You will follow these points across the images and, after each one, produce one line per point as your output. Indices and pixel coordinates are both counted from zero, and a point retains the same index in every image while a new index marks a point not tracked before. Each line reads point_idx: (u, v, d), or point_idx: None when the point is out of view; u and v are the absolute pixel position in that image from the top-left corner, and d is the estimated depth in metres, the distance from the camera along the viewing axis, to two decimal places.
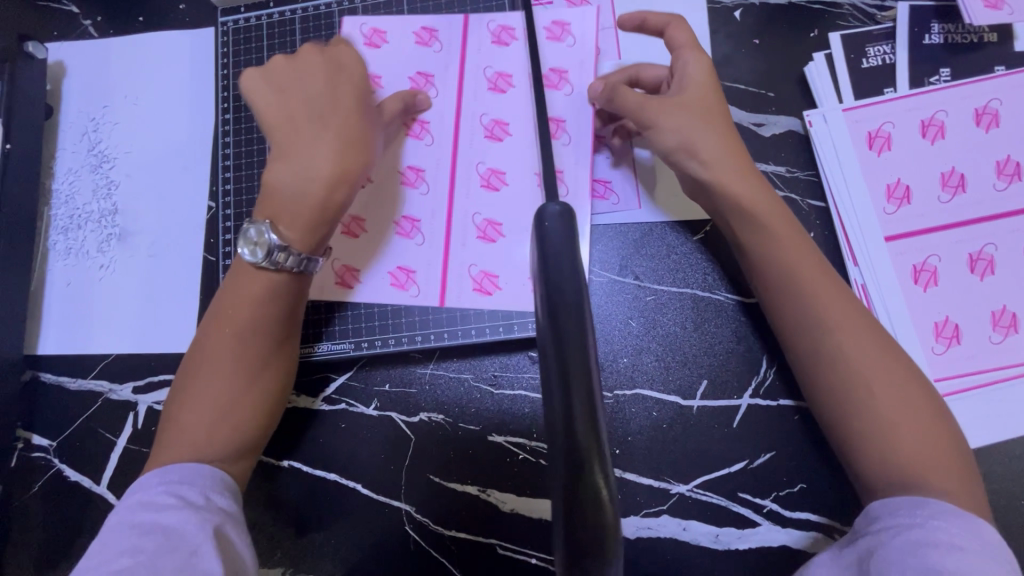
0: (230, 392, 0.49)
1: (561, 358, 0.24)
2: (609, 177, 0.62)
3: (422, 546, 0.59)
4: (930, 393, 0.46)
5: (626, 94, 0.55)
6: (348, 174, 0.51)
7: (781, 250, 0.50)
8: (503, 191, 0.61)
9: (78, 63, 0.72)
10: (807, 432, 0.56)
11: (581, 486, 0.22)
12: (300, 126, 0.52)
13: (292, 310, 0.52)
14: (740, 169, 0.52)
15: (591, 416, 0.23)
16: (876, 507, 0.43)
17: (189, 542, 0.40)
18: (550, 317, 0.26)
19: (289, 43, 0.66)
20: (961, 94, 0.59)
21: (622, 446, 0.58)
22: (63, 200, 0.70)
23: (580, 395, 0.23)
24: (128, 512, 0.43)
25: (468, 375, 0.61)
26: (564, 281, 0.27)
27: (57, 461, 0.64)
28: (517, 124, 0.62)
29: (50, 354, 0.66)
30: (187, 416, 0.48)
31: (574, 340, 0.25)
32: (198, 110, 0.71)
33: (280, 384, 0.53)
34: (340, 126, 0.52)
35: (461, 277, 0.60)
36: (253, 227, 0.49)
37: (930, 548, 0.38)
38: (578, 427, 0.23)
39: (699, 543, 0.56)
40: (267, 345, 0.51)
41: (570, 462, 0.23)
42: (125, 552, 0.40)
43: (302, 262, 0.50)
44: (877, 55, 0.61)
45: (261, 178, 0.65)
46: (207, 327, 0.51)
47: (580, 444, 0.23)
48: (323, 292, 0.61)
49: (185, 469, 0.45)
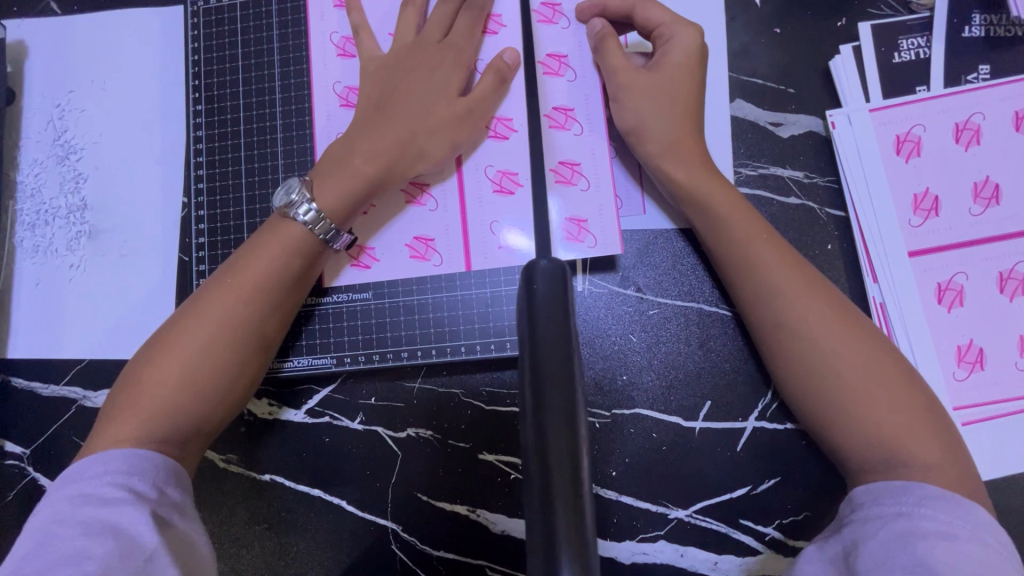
0: (197, 371, 0.47)
1: (539, 416, 0.23)
2: (578, 158, 0.54)
3: (408, 566, 0.56)
4: (934, 412, 0.45)
5: (612, 46, 0.53)
6: (389, 151, 0.52)
7: (772, 271, 0.49)
8: (513, 138, 0.55)
9: (40, 43, 0.67)
10: (815, 458, 0.54)
11: (555, 538, 0.21)
12: (363, 104, 0.54)
13: (287, 296, 0.51)
14: (727, 197, 0.51)
15: (571, 490, 0.22)
16: (859, 493, 0.43)
17: (142, 549, 0.40)
18: (531, 346, 0.26)
19: (264, 28, 0.61)
20: (1000, 95, 0.54)
21: (619, 467, 0.55)
22: (28, 193, 0.65)
23: (560, 478, 0.22)
24: (66, 506, 0.41)
25: (458, 390, 0.58)
26: (548, 313, 0.27)
27: (31, 469, 0.61)
28: (511, 103, 0.55)
29: (20, 357, 0.63)
30: (147, 386, 0.47)
31: (556, 427, 0.23)
32: (170, 99, 0.65)
33: (255, 370, 0.50)
34: (400, 108, 0.53)
35: (484, 237, 0.55)
36: (297, 192, 0.51)
37: (918, 540, 0.38)
38: (554, 519, 0.21)
39: (697, 569, 0.54)
40: (254, 327, 0.49)
41: (543, 535, 0.21)
42: (66, 561, 0.38)
43: (328, 230, 0.51)
44: (910, 48, 0.56)
45: (237, 177, 0.60)
46: (206, 289, 0.50)
47: (556, 532, 0.21)
48: (337, 274, 0.57)
49: (132, 457, 0.43)
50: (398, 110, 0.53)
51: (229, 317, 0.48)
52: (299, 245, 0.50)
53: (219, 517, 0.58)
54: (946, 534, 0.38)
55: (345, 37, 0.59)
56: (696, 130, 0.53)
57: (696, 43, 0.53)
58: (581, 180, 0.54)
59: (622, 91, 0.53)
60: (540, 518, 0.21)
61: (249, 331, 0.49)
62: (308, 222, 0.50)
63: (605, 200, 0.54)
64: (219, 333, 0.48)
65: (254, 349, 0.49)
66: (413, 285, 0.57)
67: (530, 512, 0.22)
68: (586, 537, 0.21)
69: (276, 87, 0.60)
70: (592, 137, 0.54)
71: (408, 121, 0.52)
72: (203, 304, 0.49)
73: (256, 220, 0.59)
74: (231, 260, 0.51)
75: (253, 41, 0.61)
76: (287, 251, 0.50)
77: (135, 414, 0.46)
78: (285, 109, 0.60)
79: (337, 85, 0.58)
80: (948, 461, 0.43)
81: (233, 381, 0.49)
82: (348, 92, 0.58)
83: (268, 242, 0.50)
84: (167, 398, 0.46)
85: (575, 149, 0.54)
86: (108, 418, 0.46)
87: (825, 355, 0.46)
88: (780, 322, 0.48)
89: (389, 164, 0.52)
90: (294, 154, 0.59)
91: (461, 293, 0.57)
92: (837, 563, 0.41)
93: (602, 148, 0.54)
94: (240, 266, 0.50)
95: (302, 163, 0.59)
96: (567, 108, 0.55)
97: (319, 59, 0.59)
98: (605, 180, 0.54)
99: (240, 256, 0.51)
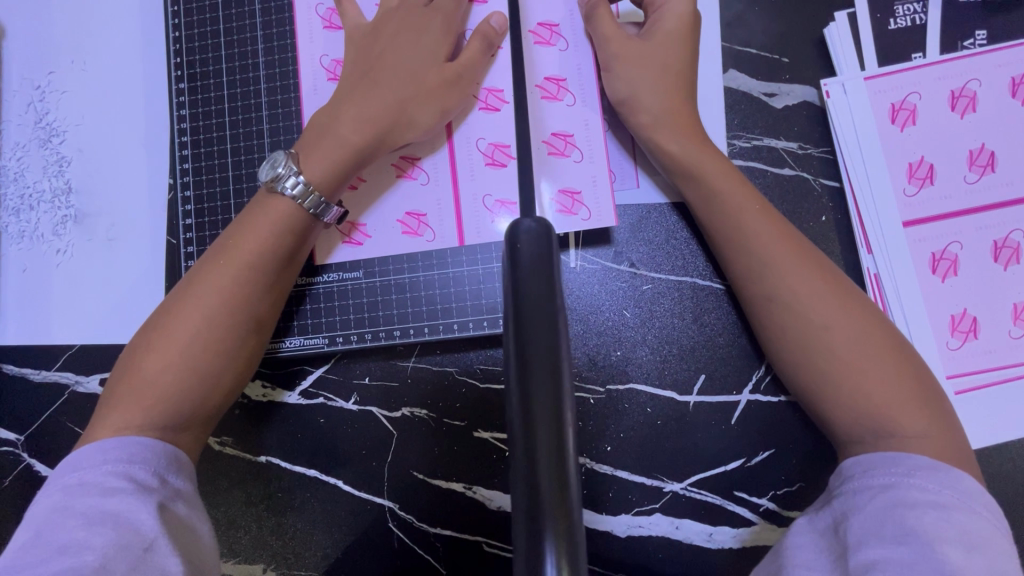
0: (193, 357, 0.47)
1: (525, 386, 0.23)
2: (571, 130, 0.53)
3: (406, 544, 0.57)
4: (924, 381, 0.45)
5: (601, 14, 0.52)
6: (378, 121, 0.51)
7: (765, 243, 0.48)
8: (505, 110, 0.54)
9: (18, 23, 0.65)
10: (807, 430, 0.54)
11: (542, 510, 0.21)
12: (348, 74, 0.53)
13: (278, 275, 0.50)
14: (722, 171, 0.51)
15: (556, 460, 0.21)
16: (849, 465, 0.43)
17: (142, 537, 0.40)
18: (516, 317, 0.25)
19: (246, 3, 0.59)
20: (997, 61, 0.53)
21: (613, 442, 0.55)
22: (11, 177, 0.64)
23: (547, 449, 0.21)
24: (64, 496, 0.41)
25: (452, 368, 0.58)
26: (533, 282, 0.26)
27: (26, 455, 0.61)
28: (501, 75, 0.54)
29: (10, 344, 0.62)
30: (144, 374, 0.46)
31: (542, 398, 0.22)
32: (153, 80, 0.64)
33: (251, 352, 0.50)
34: (387, 78, 0.52)
35: (474, 211, 0.55)
36: (282, 165, 0.50)
37: (909, 510, 0.38)
38: (542, 491, 0.21)
39: (692, 541, 0.54)
40: (247, 308, 0.48)
41: (529, 509, 0.21)
42: (66, 551, 0.38)
43: (317, 204, 0.50)
44: (906, 14, 0.55)
45: (222, 156, 0.59)
46: (195, 272, 0.49)
47: (543, 503, 0.21)
48: (329, 252, 0.56)
49: (133, 446, 0.43)
50: (383, 82, 0.52)
51: (222, 300, 0.48)
52: (288, 224, 0.50)
53: (216, 498, 0.58)
54: (934, 503, 0.38)
55: (331, 8, 0.58)
56: (690, 100, 0.52)
57: (689, 8, 0.52)
58: (574, 152, 0.53)
59: (613, 61, 0.52)
60: (526, 489, 0.21)
61: (242, 315, 0.48)
62: (297, 196, 0.49)
63: (599, 170, 0.53)
64: (212, 317, 0.47)
65: (248, 330, 0.49)
66: (405, 263, 0.56)
67: (516, 481, 0.22)
68: (572, 507, 0.21)
69: (260, 63, 0.59)
70: (586, 107, 0.53)
71: (394, 91, 0.51)
72: (195, 288, 0.48)
73: (243, 199, 0.58)
74: (219, 241, 0.50)
75: (235, 16, 0.59)
76: (275, 231, 0.49)
77: (134, 402, 0.45)
78: (270, 86, 0.58)
79: (324, 57, 0.57)
80: (938, 430, 0.43)
81: (228, 365, 0.48)
82: (335, 66, 0.57)
83: (256, 221, 0.50)
84: (166, 385, 0.46)
85: (567, 120, 0.53)
86: (106, 407, 0.46)
87: (823, 329, 0.46)
88: (776, 298, 0.48)
89: (377, 134, 0.51)
90: (280, 130, 0.58)
91: (453, 270, 0.56)
92: (828, 535, 0.42)
93: (595, 119, 0.53)
94: (229, 248, 0.49)
95: (289, 140, 0.58)
96: (560, 79, 0.54)
97: (305, 31, 0.58)
98: (599, 151, 0.53)
99: (229, 237, 0.50)
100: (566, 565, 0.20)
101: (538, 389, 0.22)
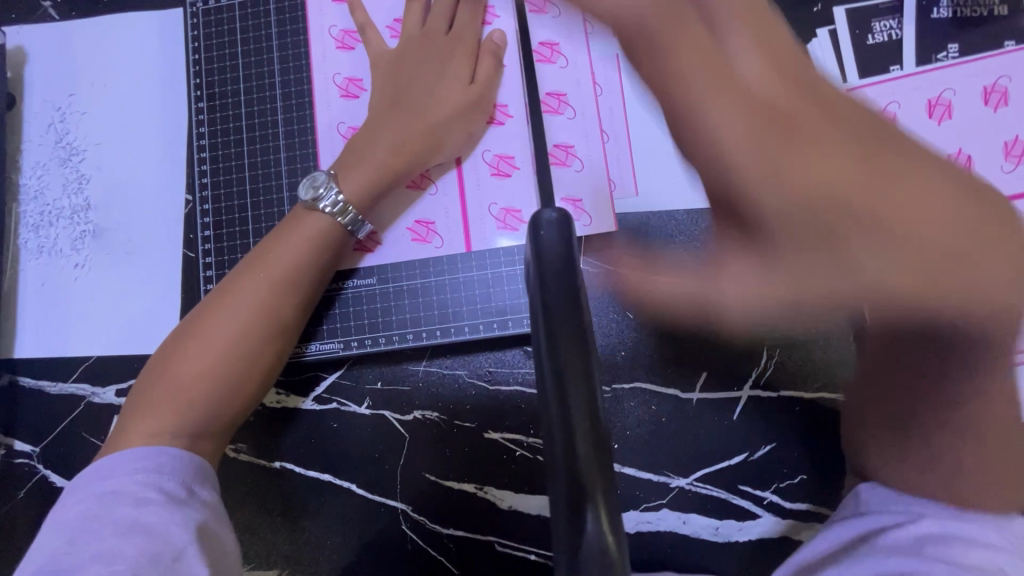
0: (225, 363, 0.49)
1: (559, 378, 0.25)
2: (572, 141, 0.58)
3: (419, 545, 0.58)
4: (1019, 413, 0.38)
5: None
6: (415, 144, 0.55)
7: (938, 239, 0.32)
8: (510, 123, 0.58)
9: (38, 48, 0.68)
10: (806, 423, 0.56)
11: (584, 487, 0.24)
12: (380, 101, 0.57)
13: (307, 285, 0.52)
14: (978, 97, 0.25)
15: (592, 445, 0.25)
16: (873, 490, 0.41)
17: (172, 548, 0.40)
18: (546, 319, 0.27)
19: (263, 27, 0.62)
20: (969, 71, 0.57)
21: (620, 440, 0.57)
22: (31, 195, 0.66)
23: (581, 433, 0.25)
24: (97, 504, 0.41)
25: (462, 372, 0.59)
26: (559, 281, 0.28)
27: (41, 466, 0.62)
28: (507, 91, 0.58)
29: (26, 357, 0.64)
30: (176, 378, 0.48)
31: (577, 393, 0.25)
32: (170, 99, 0.67)
33: (278, 361, 0.52)
34: (413, 104, 0.56)
35: (482, 218, 0.58)
36: (323, 178, 0.53)
37: (933, 541, 0.38)
38: (581, 470, 0.24)
39: (699, 535, 0.55)
40: (278, 317, 0.51)
41: (572, 489, 0.25)
42: (100, 559, 0.39)
43: (354, 220, 0.53)
44: (883, 30, 0.58)
45: (240, 171, 0.61)
46: (228, 280, 0.51)
47: (583, 481, 0.24)
48: (349, 260, 0.59)
49: (162, 456, 0.45)
50: (411, 104, 0.56)
51: (258, 311, 0.50)
52: (320, 239, 0.52)
53: (232, 504, 0.59)
54: (968, 538, 0.37)
55: (344, 30, 0.61)
56: None
57: None
58: (575, 162, 0.57)
59: None
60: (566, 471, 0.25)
61: (277, 327, 0.51)
62: (335, 213, 0.52)
63: (598, 180, 0.57)
64: (244, 325, 0.49)
65: (277, 339, 0.51)
66: (417, 269, 0.59)
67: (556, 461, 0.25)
68: (608, 483, 0.25)
69: (276, 83, 0.61)
70: (585, 120, 0.58)
71: (425, 117, 0.55)
72: (228, 295, 0.50)
73: (259, 214, 0.60)
74: (253, 252, 0.52)
75: (252, 40, 0.62)
76: (308, 245, 0.52)
77: (167, 407, 0.47)
78: (285, 104, 0.61)
79: (337, 76, 0.61)
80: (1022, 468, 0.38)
81: (254, 372, 0.50)
82: (348, 83, 0.61)
83: (289, 235, 0.52)
84: (197, 390, 0.48)
85: (569, 131, 0.57)
86: (137, 411, 0.48)
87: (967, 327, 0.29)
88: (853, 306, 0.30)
89: (413, 157, 0.55)
90: (296, 146, 0.61)
91: (462, 275, 0.58)
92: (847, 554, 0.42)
93: (594, 130, 0.58)
94: (262, 258, 0.51)
95: (304, 156, 0.60)
96: (560, 93, 0.58)
97: (319, 53, 0.61)
98: (597, 159, 0.57)
99: (262, 248, 0.52)
100: (603, 520, 0.24)
101: (573, 388, 0.25)
